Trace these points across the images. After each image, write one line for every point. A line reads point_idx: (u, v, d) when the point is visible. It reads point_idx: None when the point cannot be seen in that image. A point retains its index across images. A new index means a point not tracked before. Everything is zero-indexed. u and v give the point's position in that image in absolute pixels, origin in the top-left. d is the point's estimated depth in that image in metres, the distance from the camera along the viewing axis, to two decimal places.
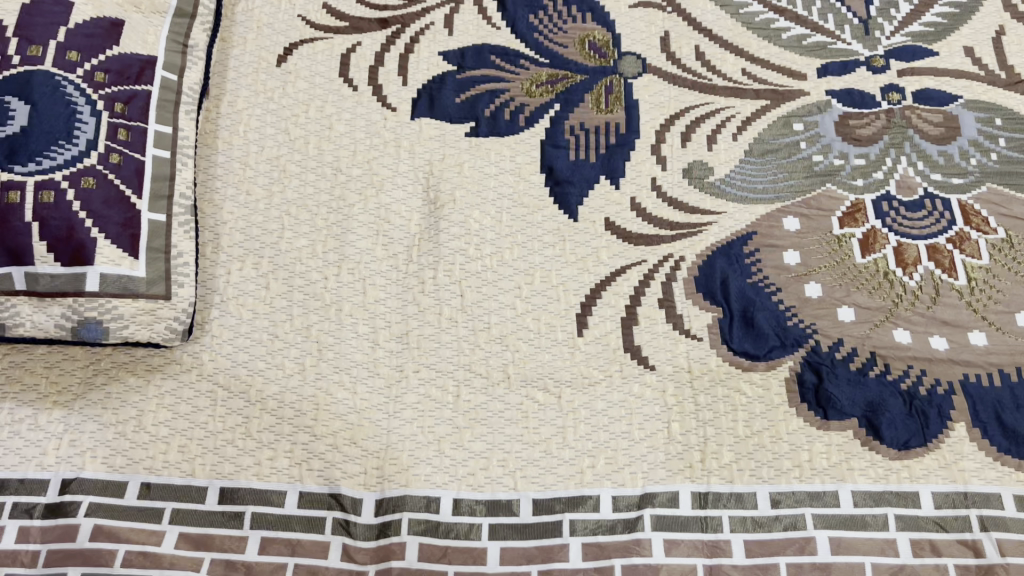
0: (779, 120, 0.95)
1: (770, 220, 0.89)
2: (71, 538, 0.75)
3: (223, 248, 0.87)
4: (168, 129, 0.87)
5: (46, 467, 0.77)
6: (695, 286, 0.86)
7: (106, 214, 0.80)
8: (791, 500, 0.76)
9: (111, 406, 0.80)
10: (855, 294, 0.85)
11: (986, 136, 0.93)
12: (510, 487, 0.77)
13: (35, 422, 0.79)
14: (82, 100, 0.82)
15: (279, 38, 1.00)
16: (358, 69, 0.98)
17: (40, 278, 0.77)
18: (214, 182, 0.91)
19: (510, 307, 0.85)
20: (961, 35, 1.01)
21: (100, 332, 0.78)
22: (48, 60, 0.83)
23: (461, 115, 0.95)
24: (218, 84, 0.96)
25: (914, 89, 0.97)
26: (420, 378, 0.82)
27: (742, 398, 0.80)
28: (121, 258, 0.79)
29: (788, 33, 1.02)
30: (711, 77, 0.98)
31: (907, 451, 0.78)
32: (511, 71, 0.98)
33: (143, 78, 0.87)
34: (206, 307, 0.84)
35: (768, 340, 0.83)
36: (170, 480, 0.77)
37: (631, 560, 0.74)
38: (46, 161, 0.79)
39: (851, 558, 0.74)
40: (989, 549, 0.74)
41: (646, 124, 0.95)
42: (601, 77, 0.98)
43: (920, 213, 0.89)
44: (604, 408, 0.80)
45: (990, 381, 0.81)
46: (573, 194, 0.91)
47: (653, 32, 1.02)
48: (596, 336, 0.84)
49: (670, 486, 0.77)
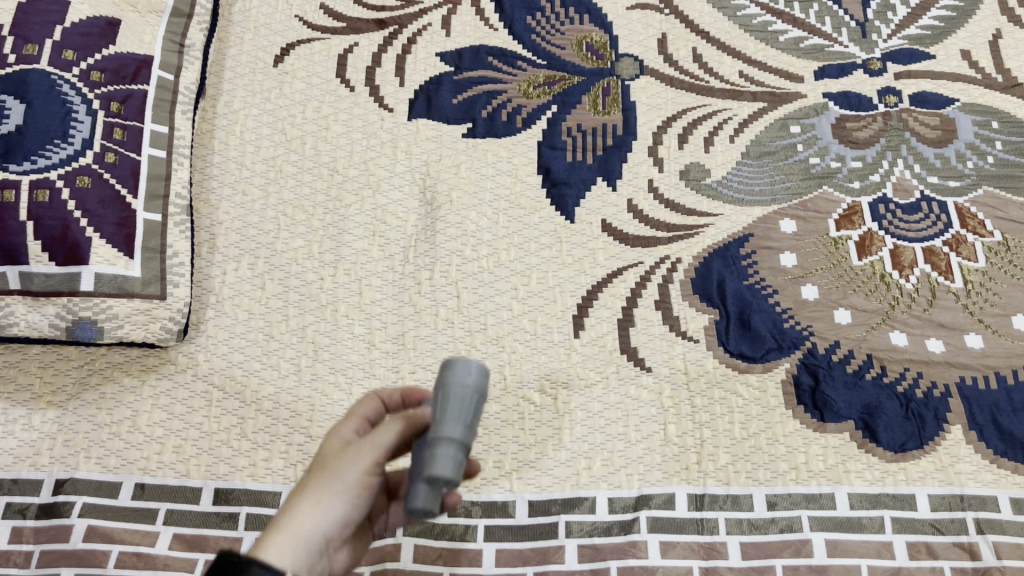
0: (776, 122, 0.95)
1: (768, 222, 0.89)
2: (64, 538, 0.74)
3: (219, 248, 0.87)
4: (164, 129, 0.86)
5: (40, 468, 0.77)
6: (692, 288, 0.86)
7: (102, 213, 0.79)
8: (787, 502, 0.76)
9: (105, 406, 0.80)
10: (852, 297, 0.85)
11: (983, 139, 0.93)
12: (507, 488, 0.77)
13: (29, 422, 0.79)
14: (78, 99, 0.82)
15: (276, 38, 1.00)
16: (355, 70, 0.98)
17: (34, 277, 0.77)
18: (210, 182, 0.90)
19: (506, 308, 0.85)
20: (958, 38, 1.01)
21: (95, 332, 0.78)
22: (43, 59, 0.82)
23: (458, 116, 0.95)
24: (214, 83, 0.96)
25: (912, 91, 0.97)
26: (416, 379, 0.81)
27: (738, 401, 0.80)
28: (116, 257, 0.79)
29: (786, 35, 1.02)
30: (709, 80, 0.98)
31: (903, 453, 0.78)
32: (509, 72, 0.98)
33: (139, 78, 0.87)
34: (201, 307, 0.84)
35: (765, 342, 0.83)
36: (164, 481, 0.77)
37: (627, 561, 0.74)
38: (42, 160, 0.78)
39: (848, 560, 0.73)
40: (985, 551, 0.74)
41: (643, 125, 0.95)
42: (598, 78, 0.98)
43: (917, 215, 0.89)
44: (600, 409, 0.80)
45: (986, 384, 0.81)
46: (571, 196, 0.91)
47: (650, 34, 1.02)
48: (592, 337, 0.83)
49: (666, 488, 0.77)
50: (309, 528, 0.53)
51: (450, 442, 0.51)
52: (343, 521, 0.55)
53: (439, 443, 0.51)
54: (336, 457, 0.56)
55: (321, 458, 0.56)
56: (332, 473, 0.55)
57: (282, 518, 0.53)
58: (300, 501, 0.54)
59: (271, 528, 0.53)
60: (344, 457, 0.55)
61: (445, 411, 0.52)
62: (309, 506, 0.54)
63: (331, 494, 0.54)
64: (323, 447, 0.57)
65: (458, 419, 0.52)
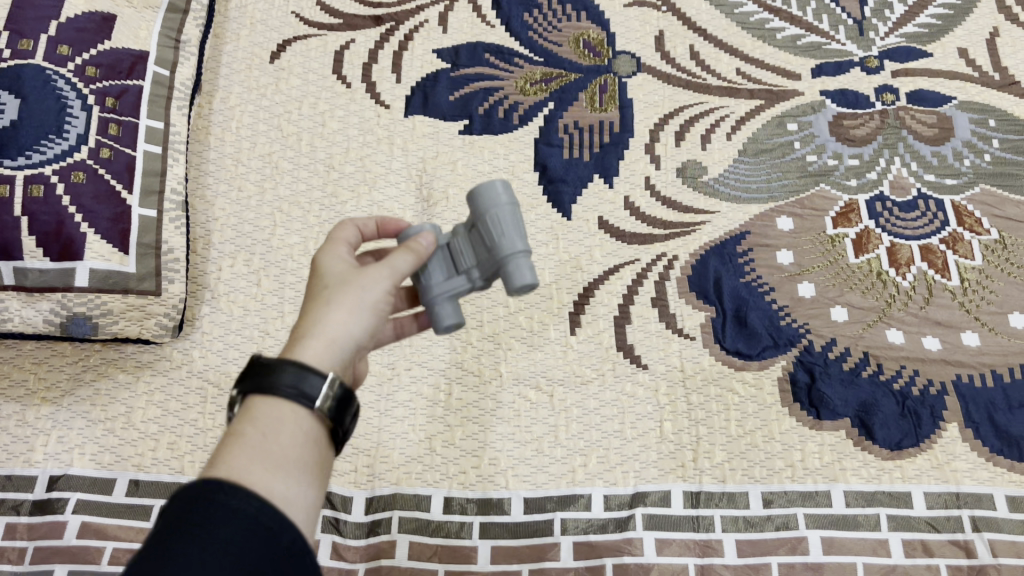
0: (773, 119, 0.95)
1: (764, 220, 0.89)
2: (58, 534, 0.74)
3: (214, 244, 0.87)
4: (160, 125, 0.86)
5: (34, 464, 0.77)
6: (689, 285, 0.86)
7: (96, 209, 0.79)
8: (783, 499, 0.76)
9: (100, 402, 0.80)
10: (849, 294, 0.85)
11: (980, 137, 0.93)
12: (502, 486, 0.77)
13: (23, 419, 0.79)
14: (73, 94, 0.81)
15: (272, 34, 1.00)
16: (351, 66, 0.98)
17: (29, 273, 0.77)
18: (206, 178, 0.90)
19: (502, 305, 0.85)
20: (955, 36, 1.01)
21: (89, 328, 0.78)
22: (38, 54, 0.82)
23: (455, 112, 0.95)
24: (210, 79, 0.96)
25: (909, 89, 0.97)
26: (412, 376, 0.81)
27: (735, 398, 0.80)
28: (111, 253, 0.79)
29: (783, 33, 1.01)
30: (706, 77, 0.98)
31: (899, 450, 0.78)
32: (505, 69, 0.98)
33: (134, 73, 0.86)
34: (196, 304, 0.84)
35: (761, 340, 0.83)
36: (158, 477, 0.77)
37: (622, 559, 0.73)
38: (37, 155, 0.78)
39: (843, 557, 0.73)
40: (981, 549, 0.73)
41: (640, 123, 0.95)
42: (596, 75, 0.98)
43: (914, 213, 0.89)
44: (596, 407, 0.80)
45: (982, 381, 0.81)
46: (567, 193, 0.91)
47: (648, 31, 1.02)
48: (588, 334, 0.83)
49: (662, 485, 0.77)
50: (339, 335, 0.52)
51: (520, 252, 0.59)
52: (371, 330, 0.53)
53: (514, 258, 0.59)
54: (349, 273, 0.54)
55: (326, 276, 0.54)
56: (351, 282, 0.53)
57: (306, 330, 0.51)
58: (321, 311, 0.52)
59: (296, 338, 0.51)
60: (359, 271, 0.54)
61: (504, 227, 0.59)
62: (336, 315, 0.52)
63: (356, 301, 0.53)
64: (321, 270, 0.55)
65: (518, 230, 0.60)
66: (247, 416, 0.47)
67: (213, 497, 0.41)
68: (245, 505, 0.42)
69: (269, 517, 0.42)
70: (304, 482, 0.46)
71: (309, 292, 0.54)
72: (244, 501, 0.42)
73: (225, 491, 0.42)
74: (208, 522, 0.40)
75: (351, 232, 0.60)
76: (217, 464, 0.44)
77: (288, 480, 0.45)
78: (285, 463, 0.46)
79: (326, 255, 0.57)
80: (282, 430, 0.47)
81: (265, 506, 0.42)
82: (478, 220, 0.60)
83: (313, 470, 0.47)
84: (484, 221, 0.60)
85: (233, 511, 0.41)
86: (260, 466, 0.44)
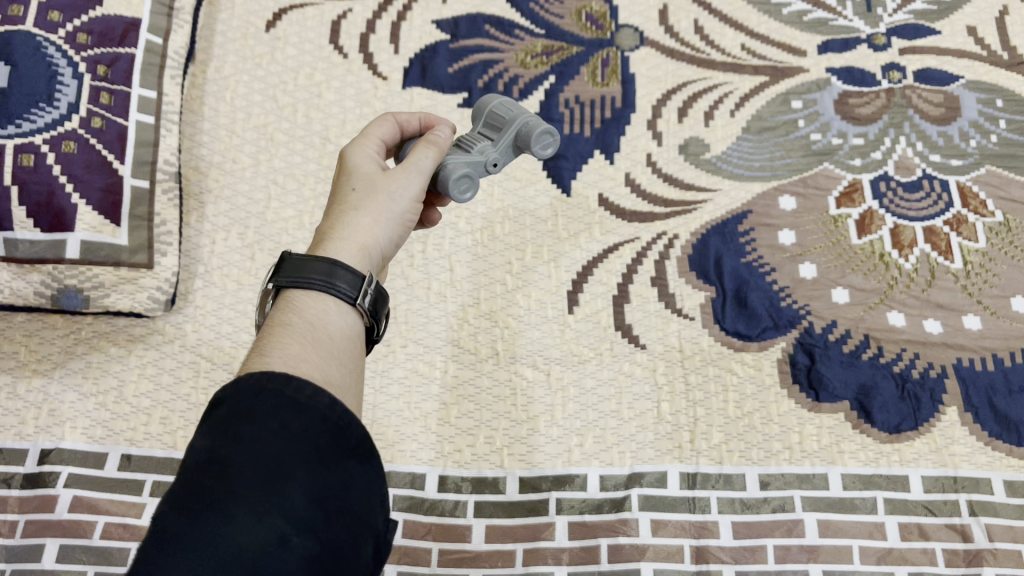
0: (778, 96, 0.93)
1: (767, 199, 0.88)
2: (49, 508, 0.73)
3: (208, 217, 0.86)
4: (153, 94, 0.83)
5: (25, 437, 0.76)
6: (688, 265, 0.84)
7: (88, 178, 0.77)
8: (779, 482, 0.75)
9: (91, 375, 0.79)
10: (850, 276, 0.84)
11: (987, 118, 0.91)
12: (497, 464, 0.76)
13: (14, 391, 0.78)
14: (64, 61, 0.79)
15: (268, 2, 0.97)
16: (348, 36, 0.96)
17: (18, 244, 0.75)
18: (201, 149, 0.89)
19: (499, 283, 0.84)
20: (963, 14, 0.98)
21: (80, 301, 0.77)
22: (29, 19, 0.79)
23: (453, 85, 0.93)
24: (205, 48, 0.94)
25: (916, 68, 0.95)
26: (407, 353, 0.81)
27: (733, 378, 0.79)
28: (102, 225, 0.77)
29: (790, 8, 0.99)
30: (710, 52, 0.96)
31: (898, 434, 0.77)
32: (506, 41, 0.96)
33: (126, 41, 0.83)
34: (189, 277, 0.83)
35: (762, 321, 0.82)
36: (151, 452, 0.76)
37: (617, 540, 0.73)
38: (27, 124, 0.76)
39: (839, 541, 0.73)
40: (978, 534, 0.73)
41: (642, 98, 0.93)
42: (598, 49, 0.96)
43: (918, 194, 0.87)
44: (593, 386, 0.79)
45: (982, 365, 0.80)
46: (567, 168, 0.89)
47: (651, 5, 0.99)
48: (586, 314, 0.82)
49: (658, 466, 0.76)
50: (372, 241, 0.56)
51: (531, 117, 0.69)
52: (397, 238, 0.58)
53: (526, 120, 0.68)
54: (375, 180, 0.59)
55: (357, 181, 0.59)
56: (379, 188, 0.58)
57: (342, 233, 0.55)
58: (353, 217, 0.56)
59: (329, 239, 0.55)
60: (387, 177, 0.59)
61: (510, 107, 0.69)
62: (368, 223, 0.56)
63: (385, 210, 0.57)
64: (351, 174, 0.59)
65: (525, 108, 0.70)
66: (293, 310, 0.51)
67: (279, 400, 0.43)
68: (312, 405, 0.44)
69: (334, 418, 0.44)
70: (353, 374, 0.51)
71: (337, 198, 0.58)
72: (312, 401, 0.44)
73: (292, 390, 0.44)
74: (276, 423, 0.42)
75: (380, 133, 0.63)
76: (271, 355, 0.47)
77: (340, 370, 0.50)
78: (332, 355, 0.49)
79: (357, 155, 0.60)
80: (336, 326, 0.51)
81: (331, 406, 0.44)
82: (490, 111, 0.69)
83: (360, 363, 0.52)
84: (496, 109, 0.69)
85: (300, 412, 0.43)
86: (316, 355, 0.48)
